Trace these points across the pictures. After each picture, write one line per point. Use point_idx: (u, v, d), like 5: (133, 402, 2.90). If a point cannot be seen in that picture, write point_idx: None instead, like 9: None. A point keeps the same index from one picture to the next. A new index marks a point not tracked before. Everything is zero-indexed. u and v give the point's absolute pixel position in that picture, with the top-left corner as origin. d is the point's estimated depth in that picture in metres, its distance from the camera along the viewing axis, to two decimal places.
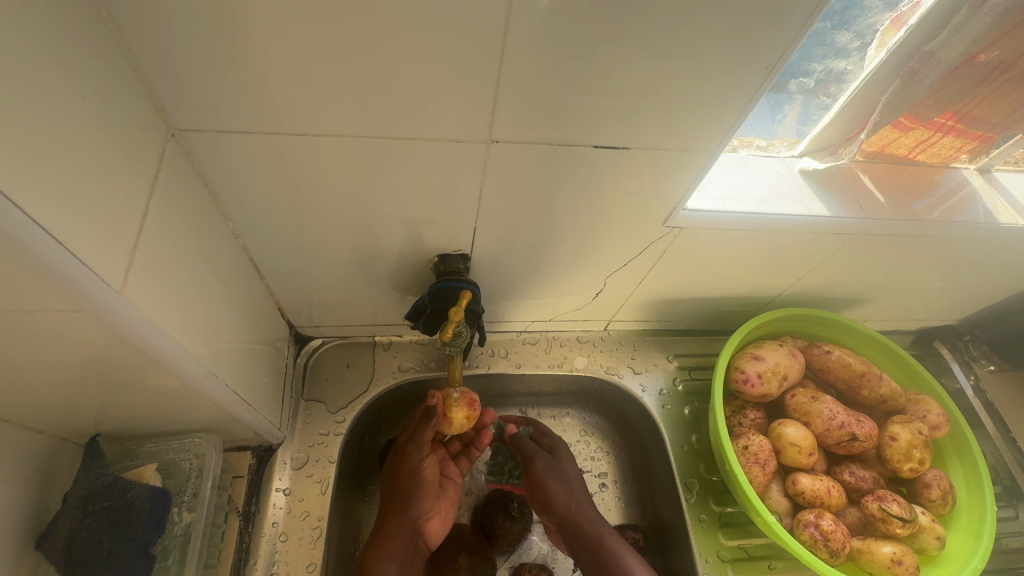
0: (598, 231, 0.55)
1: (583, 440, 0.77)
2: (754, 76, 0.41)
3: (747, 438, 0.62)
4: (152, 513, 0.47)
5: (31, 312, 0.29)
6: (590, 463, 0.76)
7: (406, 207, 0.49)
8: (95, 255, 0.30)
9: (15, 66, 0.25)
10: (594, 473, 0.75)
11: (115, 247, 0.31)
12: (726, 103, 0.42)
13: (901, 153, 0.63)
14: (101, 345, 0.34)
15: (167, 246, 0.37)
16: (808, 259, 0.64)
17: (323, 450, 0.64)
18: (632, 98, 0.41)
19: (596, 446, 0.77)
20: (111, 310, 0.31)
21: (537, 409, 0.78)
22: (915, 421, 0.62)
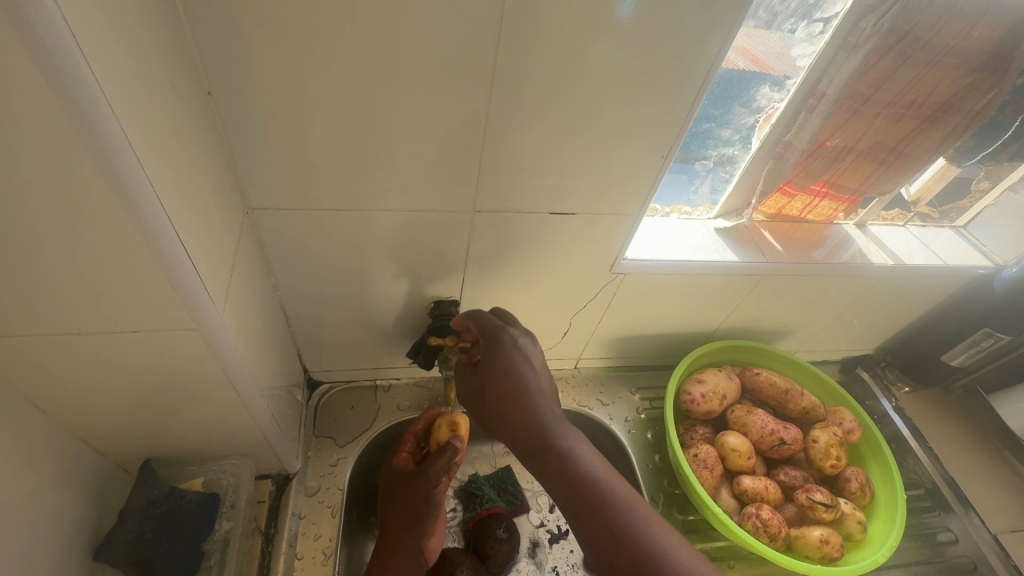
0: (560, 278, 0.69)
1: None
2: (654, 162, 0.55)
3: (697, 447, 0.73)
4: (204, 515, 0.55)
5: (160, 329, 0.41)
6: None
7: (410, 263, 0.62)
8: (211, 290, 0.42)
9: (183, 165, 0.38)
10: None
11: (218, 287, 0.43)
12: (637, 180, 0.57)
13: (794, 215, 0.83)
14: (193, 361, 0.45)
15: (240, 289, 0.49)
16: (732, 298, 0.79)
17: (333, 479, 0.72)
18: (575, 179, 0.56)
19: None
20: (214, 332, 0.43)
21: None
22: (831, 426, 0.75)
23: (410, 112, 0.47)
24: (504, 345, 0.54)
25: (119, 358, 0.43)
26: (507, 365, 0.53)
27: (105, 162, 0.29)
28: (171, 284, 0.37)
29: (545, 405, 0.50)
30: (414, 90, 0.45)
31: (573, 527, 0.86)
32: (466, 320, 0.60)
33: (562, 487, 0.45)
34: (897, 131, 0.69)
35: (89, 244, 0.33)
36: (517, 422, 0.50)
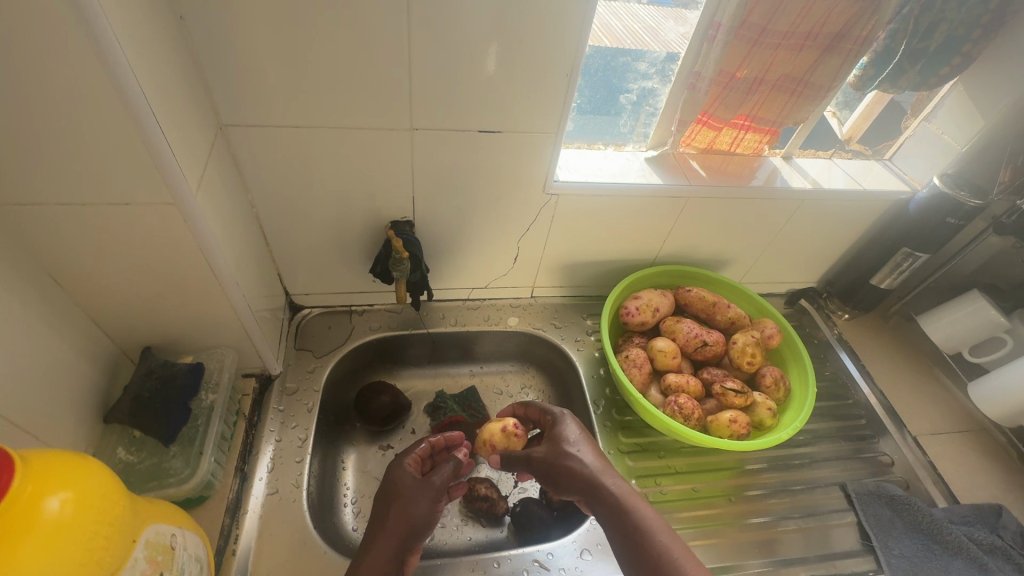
0: (502, 200, 0.79)
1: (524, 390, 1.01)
2: (561, 80, 0.64)
3: (629, 350, 0.83)
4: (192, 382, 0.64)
5: (148, 204, 0.52)
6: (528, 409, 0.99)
7: (366, 184, 0.72)
8: (186, 172, 0.52)
9: (158, 66, 0.48)
10: None
11: (193, 173, 0.54)
12: (552, 98, 0.66)
13: (724, 148, 0.92)
14: (175, 240, 0.56)
15: (216, 188, 0.60)
16: (663, 223, 0.88)
17: (310, 382, 0.84)
18: (496, 98, 0.65)
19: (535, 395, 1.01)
20: (190, 209, 0.53)
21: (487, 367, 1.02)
22: (752, 331, 0.84)
23: (346, 36, 0.56)
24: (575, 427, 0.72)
25: (118, 232, 0.54)
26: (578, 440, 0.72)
27: (98, 40, 0.40)
28: (152, 157, 0.48)
29: (603, 470, 0.68)
30: (346, 14, 0.55)
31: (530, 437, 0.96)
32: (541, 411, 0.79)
33: (626, 518, 0.62)
34: (802, 61, 0.77)
35: (88, 115, 0.44)
36: (579, 478, 0.68)
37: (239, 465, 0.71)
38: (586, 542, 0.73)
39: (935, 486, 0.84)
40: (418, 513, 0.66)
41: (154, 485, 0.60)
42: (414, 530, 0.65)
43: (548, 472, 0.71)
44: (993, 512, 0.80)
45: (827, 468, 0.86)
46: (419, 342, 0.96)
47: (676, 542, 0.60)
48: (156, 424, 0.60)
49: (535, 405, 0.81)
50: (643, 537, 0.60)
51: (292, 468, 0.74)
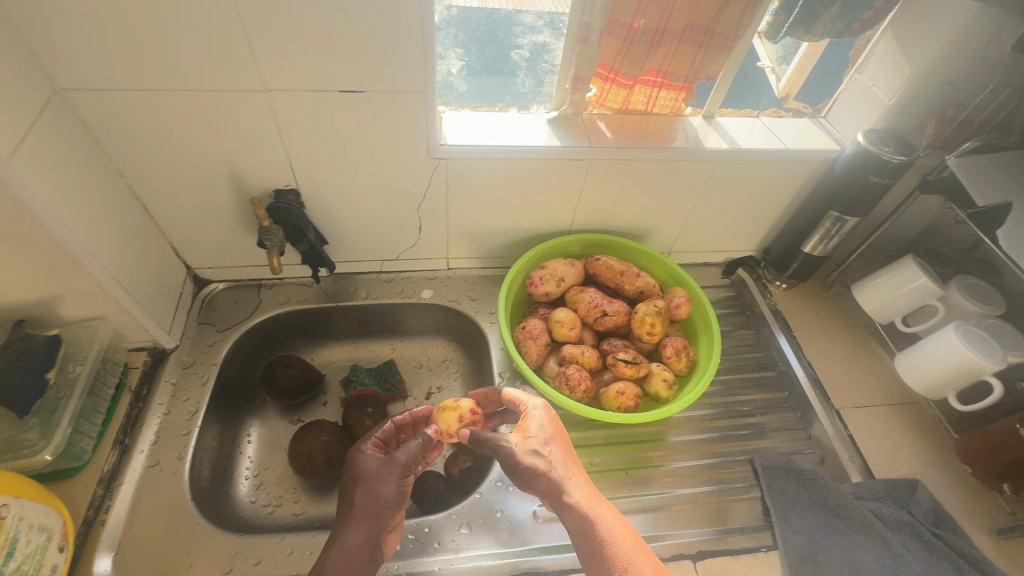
0: (387, 166, 0.76)
1: (444, 364, 1.00)
2: (414, 31, 0.60)
3: (528, 321, 0.80)
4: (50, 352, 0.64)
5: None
6: (446, 384, 0.98)
7: (235, 151, 0.70)
8: None
9: None
10: (448, 391, 0.97)
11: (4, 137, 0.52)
12: (409, 52, 0.62)
13: (642, 108, 0.86)
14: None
15: (50, 154, 0.58)
16: (570, 188, 0.84)
17: (208, 356, 0.83)
18: (348, 52, 0.61)
19: (454, 369, 0.99)
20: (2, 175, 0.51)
21: (412, 341, 1.02)
22: (657, 301, 0.80)
23: None
24: (546, 415, 0.63)
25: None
26: (548, 427, 0.63)
27: None
28: None
29: (570, 468, 0.60)
30: None
31: None
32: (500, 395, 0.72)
33: (587, 528, 0.56)
34: (703, 8, 0.72)
35: None
36: (547, 482, 0.59)
37: (119, 437, 0.71)
38: (467, 516, 0.71)
39: (850, 461, 0.80)
40: (382, 495, 0.61)
41: (9, 455, 0.60)
42: (382, 513, 0.61)
43: (514, 468, 0.60)
44: (908, 488, 0.76)
45: (739, 442, 0.83)
46: (331, 316, 0.95)
47: (640, 552, 0.55)
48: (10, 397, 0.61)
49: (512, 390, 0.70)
50: (604, 550, 0.54)
51: (176, 441, 0.74)
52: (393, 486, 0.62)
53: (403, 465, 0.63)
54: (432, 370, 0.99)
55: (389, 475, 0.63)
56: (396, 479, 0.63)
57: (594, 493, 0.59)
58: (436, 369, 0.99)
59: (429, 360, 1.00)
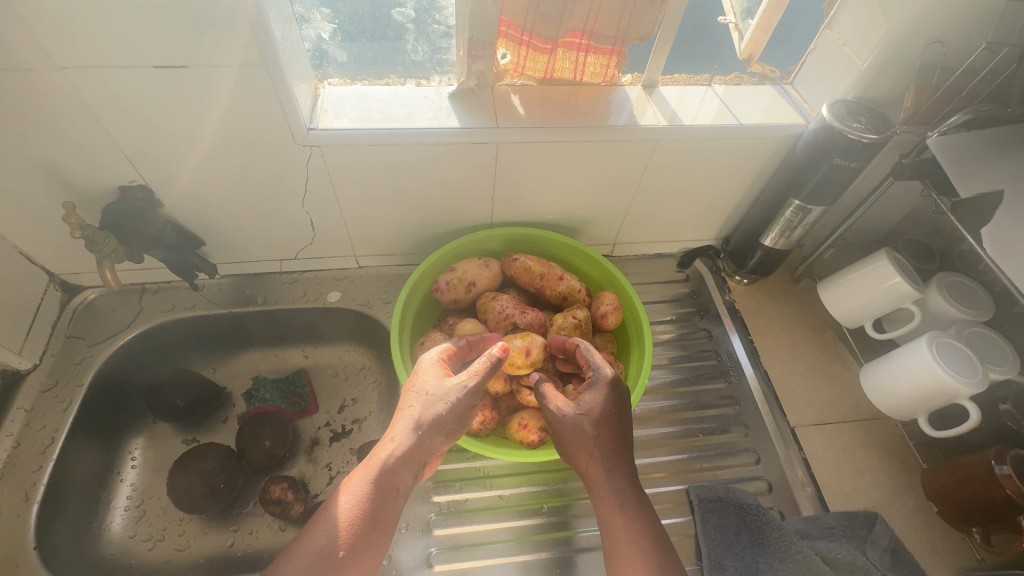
0: (248, 155, 0.63)
1: (360, 373, 0.89)
2: None
3: (430, 335, 0.69)
4: None
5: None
6: (362, 394, 0.88)
7: (52, 142, 0.57)
8: None
9: None
10: (364, 402, 0.87)
11: None
12: (231, 15, 0.49)
13: (569, 77, 0.72)
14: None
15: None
16: (481, 177, 0.71)
17: (74, 376, 0.73)
18: (147, 17, 0.48)
19: (371, 378, 0.89)
20: None
21: (323, 348, 0.90)
22: (579, 311, 0.69)
23: None
24: (606, 394, 0.57)
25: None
26: (609, 408, 0.58)
27: None
28: None
29: (608, 459, 0.57)
30: None
31: (358, 427, 0.85)
32: (572, 345, 0.64)
33: (613, 525, 0.55)
34: None
35: None
36: (592, 468, 0.57)
37: None
38: None
39: (803, 490, 0.70)
40: (440, 418, 0.56)
41: None
42: (430, 434, 0.56)
43: (565, 444, 0.58)
44: (866, 524, 0.65)
45: (676, 466, 0.73)
46: (227, 324, 0.84)
47: (662, 558, 0.53)
48: None
49: (588, 349, 0.62)
50: (622, 550, 0.53)
51: (26, 479, 0.65)
52: (458, 409, 0.57)
53: (475, 391, 0.57)
54: (347, 379, 0.89)
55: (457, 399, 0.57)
56: (465, 403, 0.57)
57: (632, 488, 0.56)
58: (351, 378, 0.89)
59: (343, 369, 0.90)
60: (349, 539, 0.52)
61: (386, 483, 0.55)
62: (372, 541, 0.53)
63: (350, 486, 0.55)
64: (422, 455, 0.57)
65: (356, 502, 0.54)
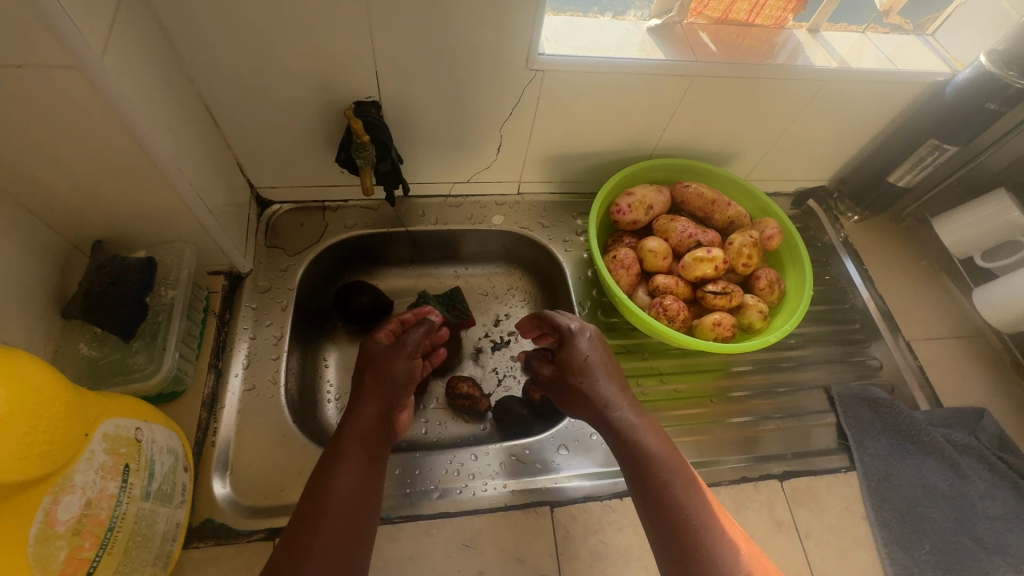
0: (479, 77, 0.69)
1: (510, 292, 0.97)
2: None
3: (618, 251, 0.78)
4: (143, 275, 0.59)
5: (45, 65, 0.43)
6: (515, 309, 0.96)
7: (320, 54, 0.62)
8: (84, 24, 0.43)
9: None
10: (517, 316, 0.96)
11: (98, 28, 0.45)
12: None
13: (742, 18, 0.79)
14: (89, 110, 0.48)
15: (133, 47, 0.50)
16: (663, 109, 0.79)
17: (284, 280, 0.80)
18: None
19: (521, 296, 0.97)
20: (96, 72, 0.45)
21: (470, 270, 0.98)
22: (751, 232, 0.78)
23: None
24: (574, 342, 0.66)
25: (20, 101, 0.46)
26: (587, 358, 0.65)
27: None
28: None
29: (611, 394, 0.62)
30: None
31: (514, 338, 0.94)
32: (541, 318, 0.74)
33: (629, 452, 0.59)
34: None
35: None
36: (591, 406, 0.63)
37: (213, 361, 0.70)
38: (563, 438, 0.72)
39: (920, 390, 0.83)
40: (393, 373, 0.68)
41: (120, 380, 0.59)
42: (373, 399, 0.66)
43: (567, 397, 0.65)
44: (975, 416, 0.79)
45: (811, 371, 0.85)
46: (397, 241, 0.91)
47: (681, 478, 0.57)
48: (110, 319, 0.58)
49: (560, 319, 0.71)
50: (640, 476, 0.57)
51: (269, 365, 0.73)
52: (407, 372, 0.68)
53: (410, 347, 0.71)
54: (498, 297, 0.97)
55: (396, 358, 0.70)
56: (406, 358, 0.70)
57: (647, 427, 0.61)
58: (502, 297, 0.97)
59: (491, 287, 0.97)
60: (353, 494, 0.58)
61: (364, 438, 0.63)
62: (371, 501, 0.58)
63: (344, 457, 0.61)
64: (381, 412, 0.66)
65: (354, 464, 0.59)
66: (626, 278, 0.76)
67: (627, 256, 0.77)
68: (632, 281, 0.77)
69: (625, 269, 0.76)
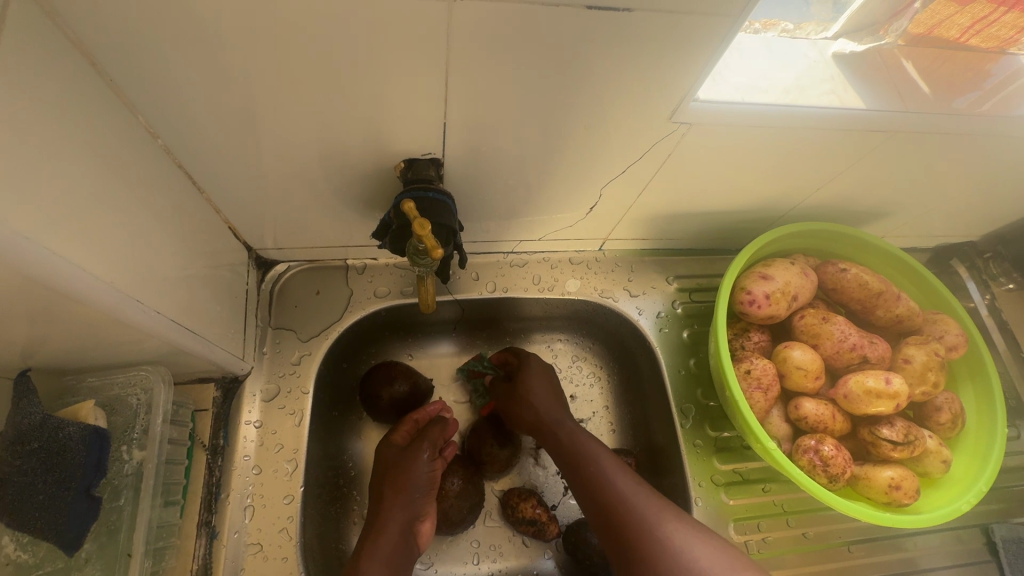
0: (592, 129, 0.47)
1: (575, 365, 0.75)
2: None
3: (750, 362, 0.57)
4: (90, 454, 0.40)
5: None
6: (582, 390, 0.74)
7: (355, 94, 0.40)
8: None
9: None
10: (585, 399, 0.73)
11: None
12: None
13: (951, 36, 0.53)
14: None
15: (34, 130, 0.29)
16: (830, 167, 0.56)
17: (296, 380, 0.59)
18: None
19: (588, 371, 0.75)
20: None
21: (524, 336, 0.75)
22: (931, 342, 0.57)
23: None
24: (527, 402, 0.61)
25: None
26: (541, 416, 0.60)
27: None
28: None
29: (642, 499, 0.53)
30: None
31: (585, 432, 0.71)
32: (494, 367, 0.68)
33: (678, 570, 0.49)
34: None
35: None
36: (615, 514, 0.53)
37: (204, 518, 0.51)
38: None
39: None
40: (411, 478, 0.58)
41: None
42: (403, 503, 0.57)
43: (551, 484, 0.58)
44: None
45: None
46: (440, 309, 0.70)
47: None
48: (40, 528, 0.38)
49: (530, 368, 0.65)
50: None
51: (280, 514, 0.53)
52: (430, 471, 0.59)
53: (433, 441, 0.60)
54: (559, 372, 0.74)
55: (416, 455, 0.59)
56: (427, 458, 0.59)
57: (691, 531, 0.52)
58: (564, 373, 0.74)
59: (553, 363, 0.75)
60: None
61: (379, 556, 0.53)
62: None
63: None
64: (405, 520, 0.56)
65: None
66: (762, 402, 0.56)
67: (765, 372, 0.57)
68: (769, 406, 0.57)
69: (762, 390, 0.56)
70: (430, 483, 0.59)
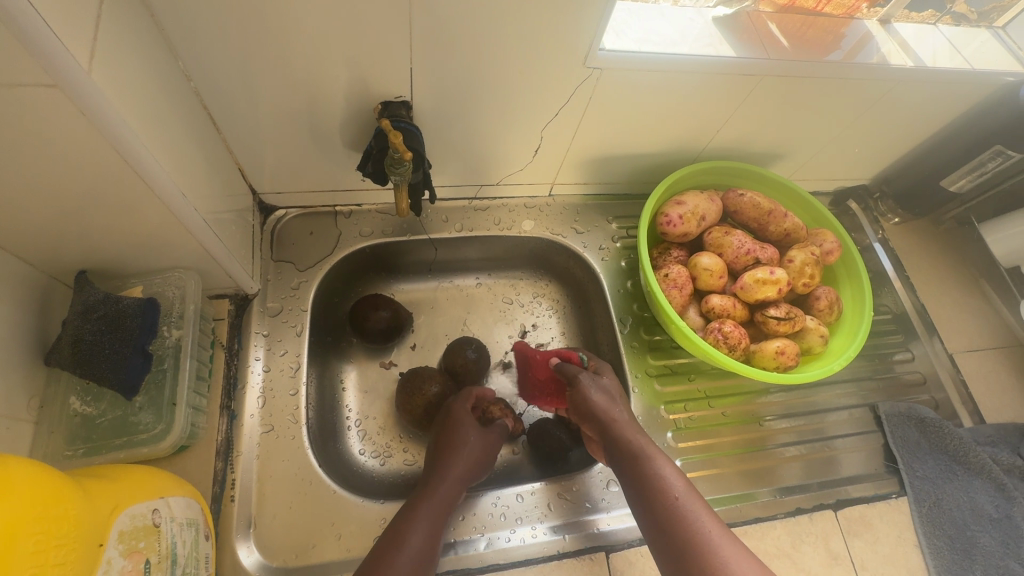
0: (526, 76, 0.60)
1: (535, 300, 0.88)
2: None
3: (668, 268, 0.71)
4: (144, 321, 0.51)
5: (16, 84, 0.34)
6: (542, 319, 0.87)
7: (344, 46, 0.53)
8: (63, 27, 0.34)
9: None
10: (545, 327, 0.87)
11: (81, 33, 0.36)
12: None
13: (810, 5, 0.69)
14: (74, 136, 0.39)
15: (120, 54, 0.41)
16: (722, 109, 0.70)
17: (296, 301, 0.71)
18: None
19: (547, 304, 0.88)
20: (83, 89, 0.36)
21: (493, 277, 0.88)
22: (811, 247, 0.72)
23: None
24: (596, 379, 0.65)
25: None
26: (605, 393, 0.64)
27: None
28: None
29: (649, 450, 0.57)
30: None
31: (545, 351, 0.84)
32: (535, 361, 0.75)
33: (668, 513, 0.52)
34: None
35: None
36: (626, 462, 0.57)
37: (225, 403, 0.63)
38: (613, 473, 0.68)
39: (964, 406, 0.81)
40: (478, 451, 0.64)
41: (124, 442, 0.52)
42: (464, 464, 0.62)
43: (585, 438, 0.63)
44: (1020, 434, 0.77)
45: (856, 387, 0.82)
46: (416, 249, 0.82)
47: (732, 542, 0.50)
48: (107, 372, 0.49)
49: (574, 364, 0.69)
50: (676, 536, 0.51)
51: (288, 403, 0.65)
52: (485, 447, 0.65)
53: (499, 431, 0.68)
54: (521, 305, 0.87)
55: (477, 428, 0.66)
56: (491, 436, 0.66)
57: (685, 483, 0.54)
58: (527, 306, 0.87)
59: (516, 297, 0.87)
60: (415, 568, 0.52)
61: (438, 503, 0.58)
62: None
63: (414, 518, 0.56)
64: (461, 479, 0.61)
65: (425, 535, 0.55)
66: (678, 298, 0.70)
67: (680, 275, 0.70)
68: (685, 302, 0.70)
69: (677, 288, 0.70)
70: (486, 453, 0.65)
